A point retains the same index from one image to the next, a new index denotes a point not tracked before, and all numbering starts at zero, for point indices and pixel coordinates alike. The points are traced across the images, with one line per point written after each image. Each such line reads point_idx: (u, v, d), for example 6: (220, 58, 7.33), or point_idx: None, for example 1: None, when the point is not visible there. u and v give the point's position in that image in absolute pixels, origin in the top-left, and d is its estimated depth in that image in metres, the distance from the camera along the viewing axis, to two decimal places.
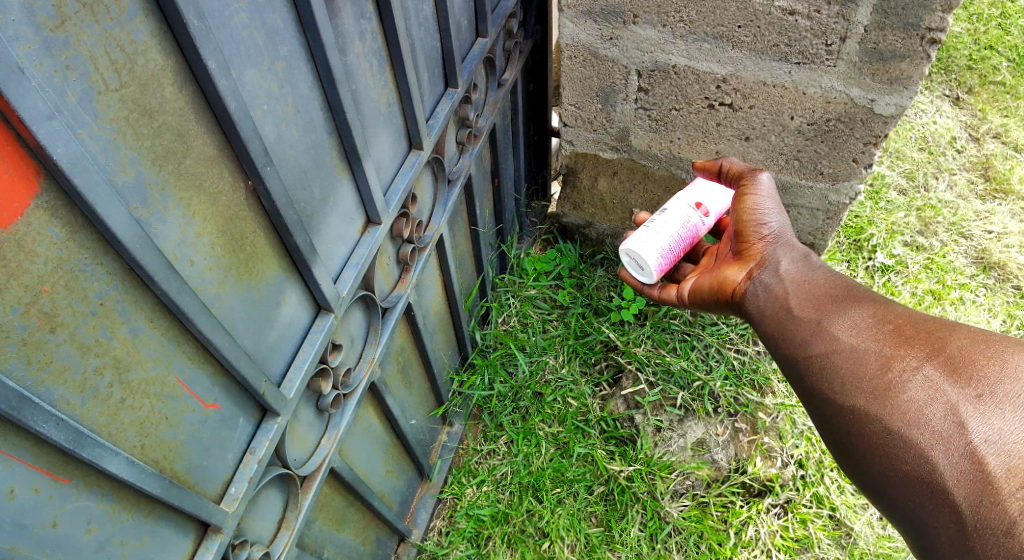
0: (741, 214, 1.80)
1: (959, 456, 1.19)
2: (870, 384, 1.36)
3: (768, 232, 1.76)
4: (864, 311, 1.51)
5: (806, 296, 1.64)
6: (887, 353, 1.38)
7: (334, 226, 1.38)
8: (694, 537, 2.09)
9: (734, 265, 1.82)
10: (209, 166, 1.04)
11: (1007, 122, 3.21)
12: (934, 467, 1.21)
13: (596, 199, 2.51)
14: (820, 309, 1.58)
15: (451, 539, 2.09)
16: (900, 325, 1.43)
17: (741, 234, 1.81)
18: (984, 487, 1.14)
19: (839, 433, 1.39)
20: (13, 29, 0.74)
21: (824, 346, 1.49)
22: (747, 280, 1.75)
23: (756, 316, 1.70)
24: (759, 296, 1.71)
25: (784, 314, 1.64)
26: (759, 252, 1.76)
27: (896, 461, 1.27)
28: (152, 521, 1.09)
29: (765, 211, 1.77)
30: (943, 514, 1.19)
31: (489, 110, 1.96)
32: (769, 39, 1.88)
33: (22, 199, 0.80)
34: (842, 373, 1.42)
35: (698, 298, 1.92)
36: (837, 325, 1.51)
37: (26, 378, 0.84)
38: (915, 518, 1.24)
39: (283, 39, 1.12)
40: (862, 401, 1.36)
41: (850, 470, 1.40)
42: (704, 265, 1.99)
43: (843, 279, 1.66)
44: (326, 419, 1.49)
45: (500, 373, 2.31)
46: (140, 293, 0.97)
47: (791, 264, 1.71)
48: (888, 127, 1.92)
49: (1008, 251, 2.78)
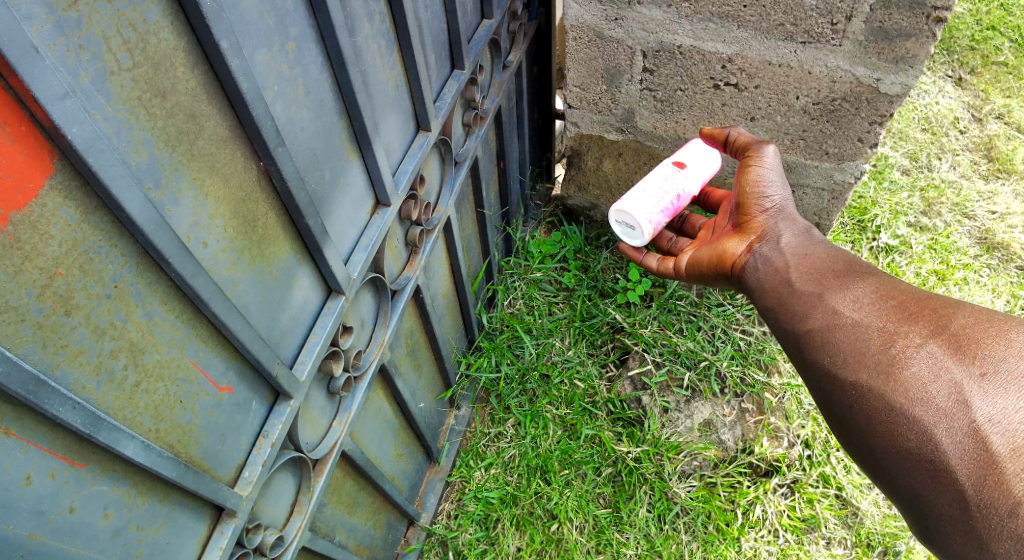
0: (744, 186, 1.81)
1: (963, 435, 1.19)
2: (872, 359, 1.36)
3: (769, 205, 1.76)
4: (866, 286, 1.50)
5: (806, 270, 1.64)
6: (890, 328, 1.38)
7: (345, 208, 1.37)
8: (702, 517, 2.10)
9: (734, 238, 1.81)
10: (222, 146, 1.03)
11: (1009, 102, 3.20)
12: (938, 445, 1.21)
13: (602, 180, 2.52)
14: (822, 283, 1.57)
15: (461, 522, 2.11)
16: (903, 301, 1.43)
17: (742, 207, 1.82)
18: (988, 466, 1.15)
19: (840, 409, 1.39)
20: (26, 9, 0.73)
21: (826, 320, 1.49)
22: (747, 252, 1.75)
23: (756, 290, 1.70)
24: (758, 269, 1.70)
25: (784, 288, 1.63)
26: (760, 225, 1.76)
27: (897, 439, 1.27)
28: (168, 505, 1.09)
29: (766, 182, 1.77)
30: (946, 494, 1.19)
31: (495, 92, 1.95)
32: (775, 18, 1.87)
33: (36, 180, 0.79)
34: (845, 349, 1.42)
35: (697, 270, 1.91)
36: (839, 300, 1.51)
37: (41, 361, 0.84)
38: (916, 496, 1.25)
39: (294, 19, 1.10)
40: (864, 375, 1.35)
41: (849, 444, 1.40)
42: (701, 239, 1.99)
43: (844, 254, 1.65)
44: (338, 402, 1.49)
45: (506, 355, 2.32)
46: (155, 275, 0.97)
47: (791, 238, 1.71)
48: (893, 106, 1.92)
49: (1011, 231, 2.78)
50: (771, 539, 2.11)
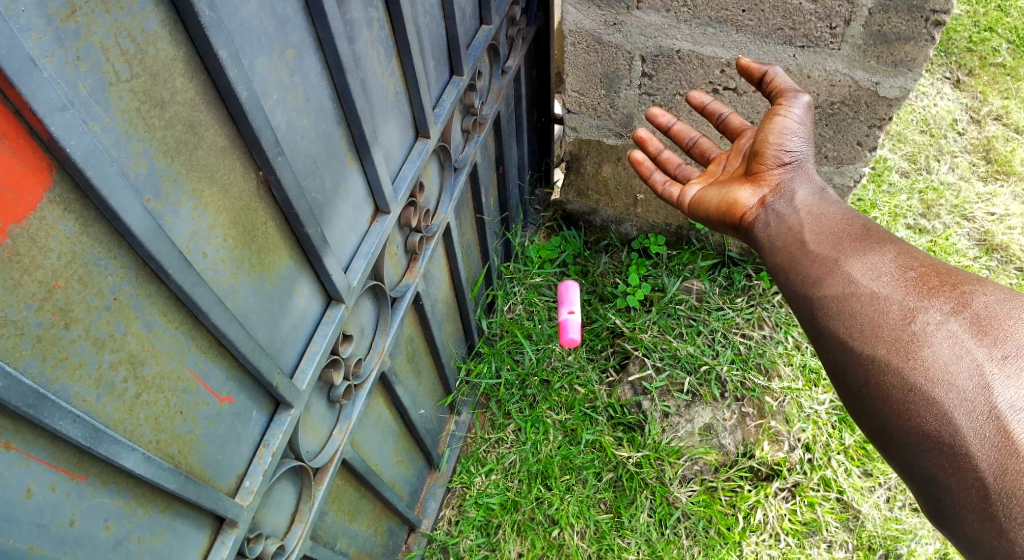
0: (766, 134, 1.76)
1: (984, 420, 1.15)
2: (892, 333, 1.33)
3: (788, 159, 1.74)
4: (884, 256, 1.47)
5: (822, 238, 1.60)
6: (910, 302, 1.35)
7: (345, 215, 1.37)
8: (703, 522, 2.10)
9: (746, 186, 1.80)
10: (221, 156, 1.03)
11: (1007, 104, 3.21)
12: (956, 428, 1.18)
13: (600, 186, 2.53)
14: (838, 252, 1.54)
15: (461, 528, 2.10)
16: (924, 273, 1.39)
17: (758, 154, 1.79)
18: (1010, 454, 1.11)
19: (853, 383, 1.37)
20: (24, 20, 0.73)
21: (841, 289, 1.46)
22: (760, 206, 1.75)
23: (766, 246, 1.70)
24: (770, 225, 1.71)
25: (800, 255, 1.61)
26: (775, 178, 1.75)
27: (915, 419, 1.24)
28: (169, 515, 1.09)
29: (790, 134, 1.73)
30: (964, 480, 1.16)
31: (494, 97, 1.95)
32: (774, 22, 1.87)
33: (35, 193, 0.79)
34: (862, 320, 1.39)
35: (702, 211, 1.91)
36: (856, 269, 1.47)
37: (41, 374, 0.83)
38: (931, 479, 1.22)
39: (293, 27, 1.10)
40: (882, 349, 1.33)
41: (858, 417, 1.38)
42: (710, 173, 1.97)
43: (859, 218, 1.63)
44: (338, 410, 1.49)
45: (507, 361, 2.32)
46: (154, 286, 0.97)
47: (808, 196, 1.71)
48: (893, 109, 1.93)
49: (1011, 232, 2.78)
50: (772, 542, 2.10)
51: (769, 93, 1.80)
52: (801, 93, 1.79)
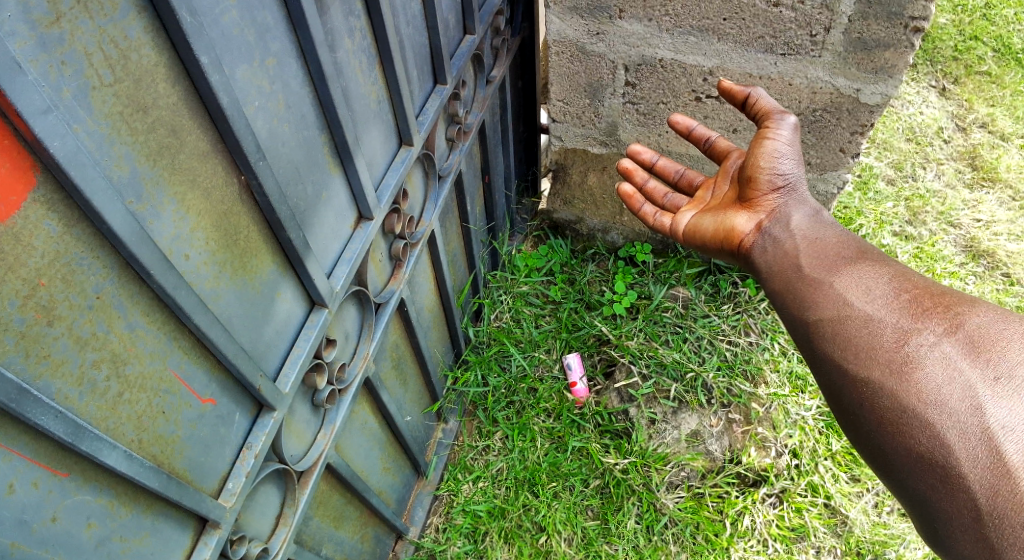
0: (756, 159, 1.75)
1: (976, 441, 1.16)
2: (885, 355, 1.32)
3: (782, 182, 1.74)
4: (878, 277, 1.46)
5: (817, 261, 1.60)
6: (905, 325, 1.34)
7: (327, 221, 1.39)
8: (690, 528, 2.10)
9: (741, 212, 1.80)
10: (203, 161, 1.05)
11: (993, 112, 3.24)
12: (949, 450, 1.18)
13: (587, 195, 2.57)
14: (833, 274, 1.53)
15: (449, 536, 2.09)
16: (918, 294, 1.39)
17: (750, 179, 1.78)
18: (1002, 475, 1.12)
19: (848, 405, 1.36)
20: (8, 26, 0.74)
21: (836, 312, 1.45)
22: (757, 231, 1.75)
23: (763, 271, 1.69)
24: (767, 251, 1.71)
25: (795, 277, 1.60)
26: (770, 203, 1.75)
27: (909, 441, 1.24)
28: (151, 516, 1.09)
29: (780, 157, 1.73)
30: (956, 501, 1.17)
31: (478, 106, 1.97)
32: (755, 30, 1.90)
33: (20, 193, 0.80)
34: (856, 343, 1.38)
35: (698, 238, 1.92)
36: (850, 292, 1.47)
37: (24, 371, 0.84)
38: (925, 500, 1.22)
39: (274, 36, 1.12)
40: (876, 372, 1.32)
41: (854, 438, 1.37)
42: (701, 200, 1.99)
43: (854, 239, 1.64)
44: (322, 414, 1.50)
45: (494, 369, 2.34)
46: (136, 286, 0.98)
47: (803, 220, 1.71)
48: (874, 116, 1.96)
49: (996, 239, 2.81)
50: (760, 548, 2.10)
51: (754, 115, 1.80)
52: (786, 112, 1.79)
